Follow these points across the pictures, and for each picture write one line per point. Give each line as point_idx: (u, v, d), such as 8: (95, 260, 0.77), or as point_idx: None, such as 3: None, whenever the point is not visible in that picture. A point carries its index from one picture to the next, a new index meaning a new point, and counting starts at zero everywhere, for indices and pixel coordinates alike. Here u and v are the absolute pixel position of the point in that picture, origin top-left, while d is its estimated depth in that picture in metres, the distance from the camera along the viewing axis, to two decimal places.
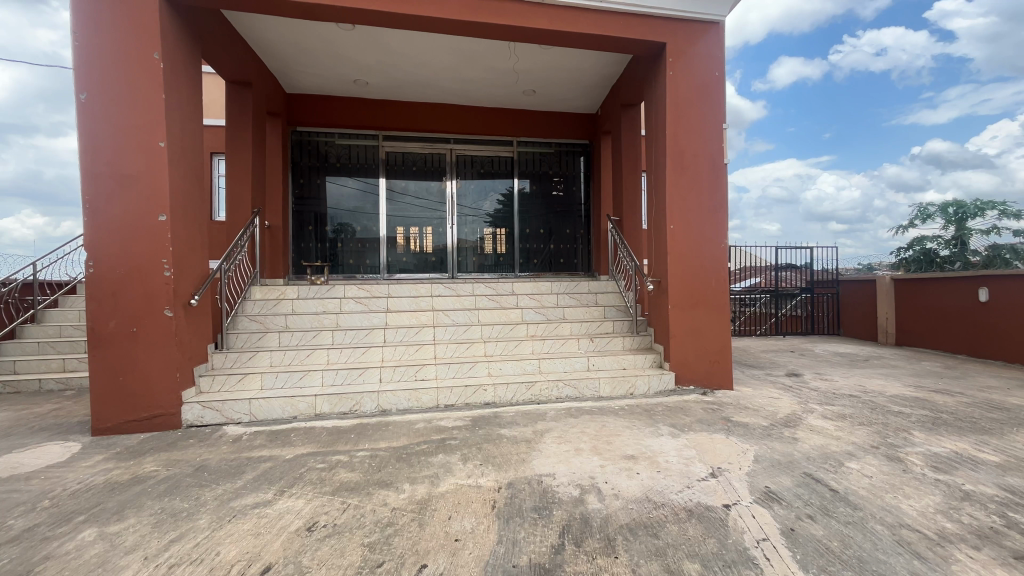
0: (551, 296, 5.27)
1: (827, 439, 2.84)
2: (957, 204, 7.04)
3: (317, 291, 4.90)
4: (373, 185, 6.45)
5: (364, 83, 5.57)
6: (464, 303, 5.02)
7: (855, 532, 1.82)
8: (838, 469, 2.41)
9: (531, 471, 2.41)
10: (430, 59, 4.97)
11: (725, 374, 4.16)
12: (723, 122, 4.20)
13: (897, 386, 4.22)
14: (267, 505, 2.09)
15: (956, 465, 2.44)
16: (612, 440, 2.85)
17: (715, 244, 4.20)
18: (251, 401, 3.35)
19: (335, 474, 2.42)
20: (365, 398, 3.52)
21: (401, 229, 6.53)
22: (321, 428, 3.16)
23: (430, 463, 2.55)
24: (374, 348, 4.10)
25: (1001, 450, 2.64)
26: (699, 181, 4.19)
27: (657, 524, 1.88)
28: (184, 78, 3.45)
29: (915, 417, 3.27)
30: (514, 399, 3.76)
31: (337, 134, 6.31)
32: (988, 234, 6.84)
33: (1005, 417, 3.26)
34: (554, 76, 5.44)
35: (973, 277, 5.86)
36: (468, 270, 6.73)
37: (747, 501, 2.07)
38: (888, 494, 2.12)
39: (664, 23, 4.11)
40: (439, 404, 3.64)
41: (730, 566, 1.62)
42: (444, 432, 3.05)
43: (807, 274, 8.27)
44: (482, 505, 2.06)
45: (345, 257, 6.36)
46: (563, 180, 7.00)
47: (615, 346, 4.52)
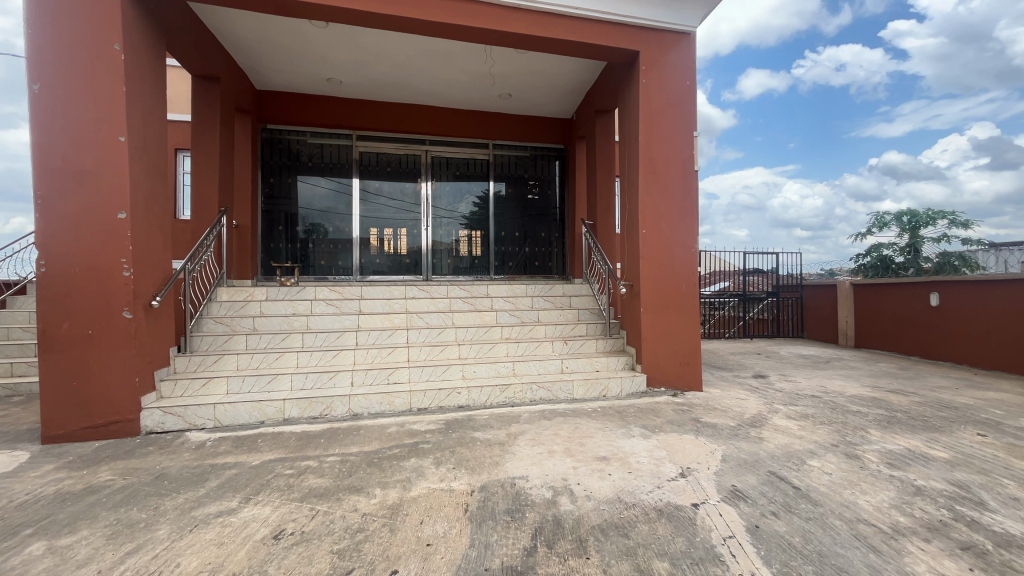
0: (525, 299, 5.28)
1: (790, 438, 2.94)
2: (910, 213, 7.57)
3: (287, 293, 4.79)
4: (346, 185, 6.35)
5: (337, 82, 5.48)
6: (439, 305, 5.00)
7: (815, 527, 1.89)
8: (800, 466, 2.50)
9: (503, 474, 2.41)
10: (406, 59, 4.94)
11: (694, 376, 4.25)
12: (694, 130, 4.31)
13: (856, 387, 4.40)
14: (231, 514, 2.02)
15: (908, 462, 2.57)
16: (585, 442, 2.88)
17: (686, 249, 4.30)
18: (215, 406, 3.24)
19: (304, 480, 2.36)
20: (336, 402, 3.45)
21: (374, 230, 6.44)
22: (289, 433, 3.08)
23: (402, 467, 2.51)
24: (344, 351, 4.02)
25: (949, 447, 2.79)
26: (671, 187, 4.28)
27: (628, 524, 1.91)
28: (147, 72, 3.33)
29: (872, 416, 3.43)
30: (488, 402, 3.75)
31: (309, 134, 6.19)
32: (938, 242, 7.34)
33: (954, 416, 3.45)
34: (530, 80, 5.47)
35: (926, 283, 6.16)
36: (443, 273, 6.68)
37: (714, 500, 2.12)
38: (846, 491, 2.21)
39: (638, 32, 4.19)
40: (411, 408, 3.59)
41: (697, 564, 1.65)
42: (417, 436, 3.02)
43: (773, 279, 8.54)
44: (454, 509, 2.05)
45: (317, 258, 6.23)
46: (538, 183, 7.05)
47: (588, 348, 4.57)
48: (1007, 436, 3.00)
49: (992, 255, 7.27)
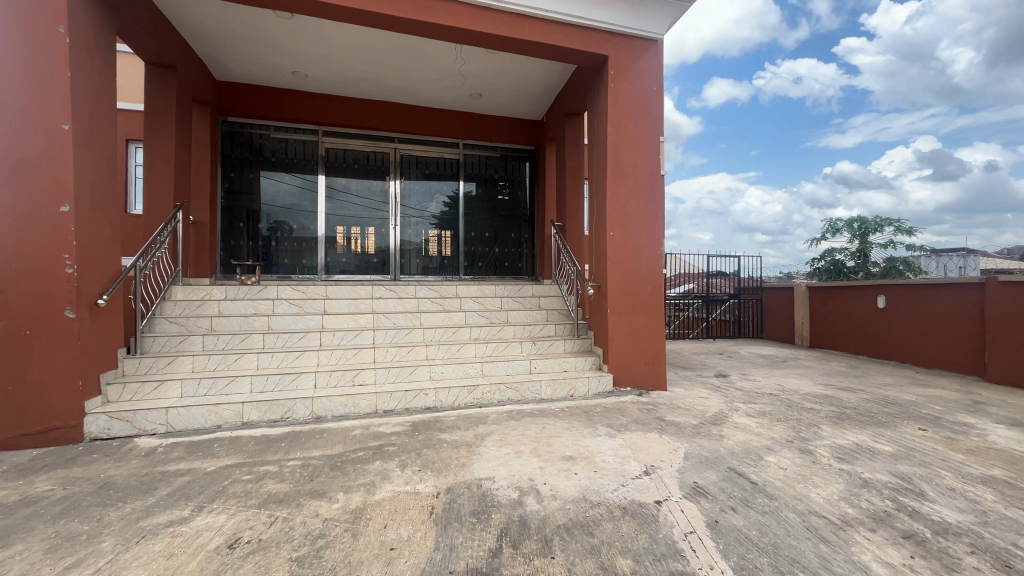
0: (494, 299, 5.27)
1: (749, 435, 3.04)
2: (860, 221, 8.03)
3: (247, 292, 4.62)
4: (311, 182, 6.18)
5: (302, 75, 5.33)
6: (406, 305, 4.93)
7: (771, 520, 1.96)
8: (758, 462, 2.59)
9: (470, 476, 2.39)
10: (375, 55, 4.86)
11: (658, 375, 4.35)
12: (661, 135, 4.41)
13: (810, 385, 4.60)
14: (182, 523, 1.93)
15: (856, 456, 2.70)
16: (552, 441, 2.89)
17: (652, 252, 4.40)
18: (168, 410, 3.09)
19: (262, 486, 2.27)
20: (297, 404, 3.35)
21: (341, 229, 6.29)
22: (247, 438, 2.97)
23: (367, 470, 2.46)
24: (308, 352, 3.92)
25: (893, 442, 2.95)
26: (638, 190, 4.36)
27: (593, 522, 1.93)
28: (94, 57, 3.14)
29: (824, 413, 3.59)
30: (455, 403, 3.72)
31: (272, 128, 5.99)
32: (885, 248, 7.81)
33: (898, 412, 3.65)
34: (500, 80, 5.48)
35: (874, 286, 6.49)
36: (411, 273, 6.59)
37: (677, 496, 2.17)
38: (800, 484, 2.31)
39: (607, 36, 4.25)
40: (377, 410, 3.52)
41: (659, 560, 1.68)
42: (383, 438, 2.96)
43: (734, 282, 8.86)
44: (419, 512, 2.02)
45: (280, 257, 6.04)
46: (508, 184, 7.05)
47: (557, 348, 4.61)
48: (945, 430, 3.20)
49: (932, 261, 7.79)
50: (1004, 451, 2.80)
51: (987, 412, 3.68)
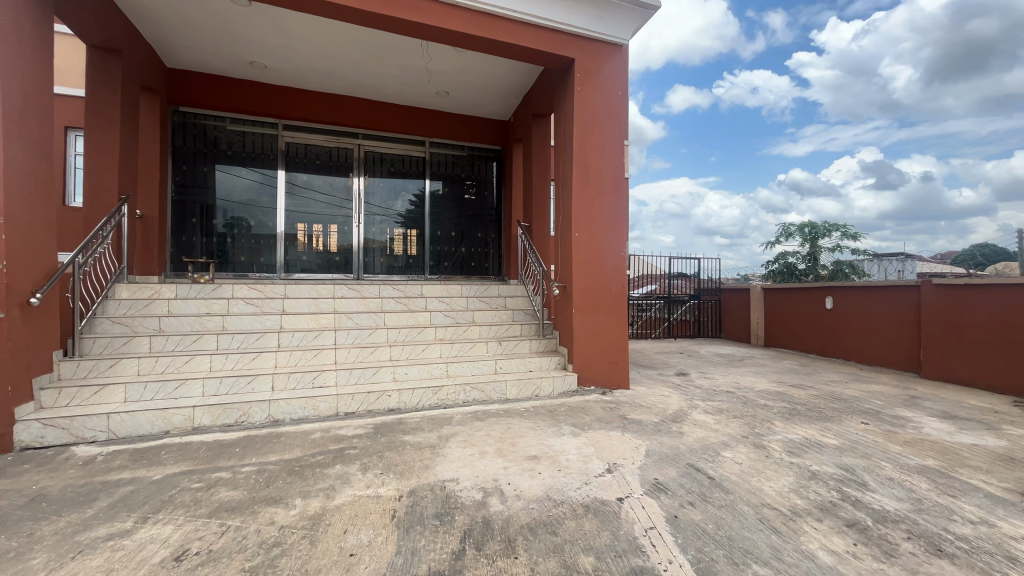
0: (460, 299, 5.23)
1: (707, 432, 3.14)
2: (811, 226, 8.47)
3: (200, 291, 4.41)
4: (270, 177, 5.96)
5: (261, 66, 5.13)
6: (369, 305, 4.83)
7: (726, 514, 2.03)
8: (715, 458, 2.68)
9: (433, 478, 2.36)
10: (338, 49, 4.74)
11: (621, 375, 4.43)
12: (625, 138, 4.50)
13: (764, 383, 4.80)
14: (124, 536, 1.81)
15: (806, 449, 2.83)
16: (516, 441, 2.89)
17: (616, 253, 4.48)
18: (109, 417, 2.90)
19: (213, 494, 2.17)
20: (253, 408, 3.22)
21: (302, 226, 6.10)
22: (198, 444, 2.83)
23: (326, 475, 2.39)
24: (265, 353, 3.76)
25: (839, 435, 3.11)
26: (603, 192, 4.43)
27: (556, 521, 1.94)
28: (27, 37, 2.90)
29: (777, 409, 3.75)
30: (419, 404, 3.66)
31: (228, 120, 5.75)
32: (833, 252, 8.27)
33: (843, 407, 3.86)
34: (468, 79, 5.45)
35: (822, 287, 6.84)
36: (375, 272, 6.45)
37: (638, 493, 2.22)
38: (753, 478, 2.40)
39: (574, 40, 4.30)
40: (337, 412, 3.43)
41: (620, 556, 1.71)
42: (344, 442, 2.88)
43: (695, 283, 9.15)
44: (380, 516, 1.98)
45: (237, 254, 5.80)
46: (475, 184, 7.02)
47: (522, 348, 4.62)
48: (884, 423, 3.41)
49: (873, 264, 8.44)
50: (937, 442, 3.01)
51: (922, 406, 3.95)
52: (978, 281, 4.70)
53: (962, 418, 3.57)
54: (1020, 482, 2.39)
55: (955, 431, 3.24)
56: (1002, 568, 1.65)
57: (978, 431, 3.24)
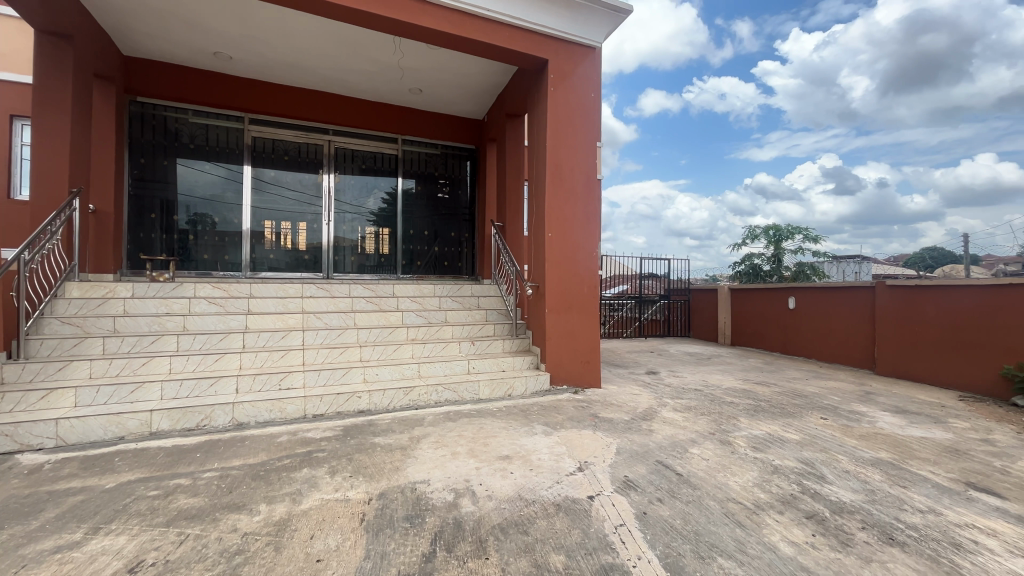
0: (433, 299, 5.18)
1: (676, 429, 3.21)
2: (775, 229, 8.78)
3: (159, 290, 4.24)
4: (235, 172, 5.77)
5: (226, 57, 4.96)
6: (339, 305, 4.73)
7: (693, 509, 2.08)
8: (684, 454, 2.73)
9: (404, 480, 2.33)
10: (308, 42, 4.62)
11: (593, 373, 4.48)
12: (598, 140, 4.55)
13: (730, 380, 4.94)
14: (73, 548, 1.72)
15: (769, 444, 2.93)
16: (488, 441, 2.88)
17: (589, 254, 4.53)
18: (58, 422, 2.74)
19: (172, 501, 2.08)
20: (216, 411, 3.11)
21: (269, 223, 5.92)
22: (156, 449, 2.71)
23: (292, 479, 2.32)
24: (229, 354, 3.63)
25: (799, 430, 3.23)
26: (576, 193, 4.47)
27: (527, 521, 1.94)
28: None
29: (742, 406, 3.87)
30: (390, 405, 3.61)
31: (191, 112, 5.54)
32: (795, 254, 8.59)
33: (804, 403, 4.01)
34: (441, 77, 5.40)
35: (786, 288, 7.09)
36: (346, 271, 6.33)
37: (608, 490, 2.25)
38: (720, 473, 2.47)
39: (547, 41, 4.32)
40: (305, 414, 3.35)
41: (590, 553, 1.73)
42: (311, 444, 2.81)
43: (665, 283, 9.35)
44: (349, 519, 1.94)
45: (199, 252, 5.59)
46: (448, 183, 6.97)
47: (495, 348, 4.61)
48: (841, 418, 3.56)
49: (832, 265, 8.82)
50: (889, 435, 3.16)
51: (876, 401, 4.14)
52: (928, 283, 4.94)
53: (912, 413, 3.77)
54: (964, 472, 2.54)
55: (906, 424, 3.41)
56: (948, 554, 1.75)
57: (926, 425, 3.42)
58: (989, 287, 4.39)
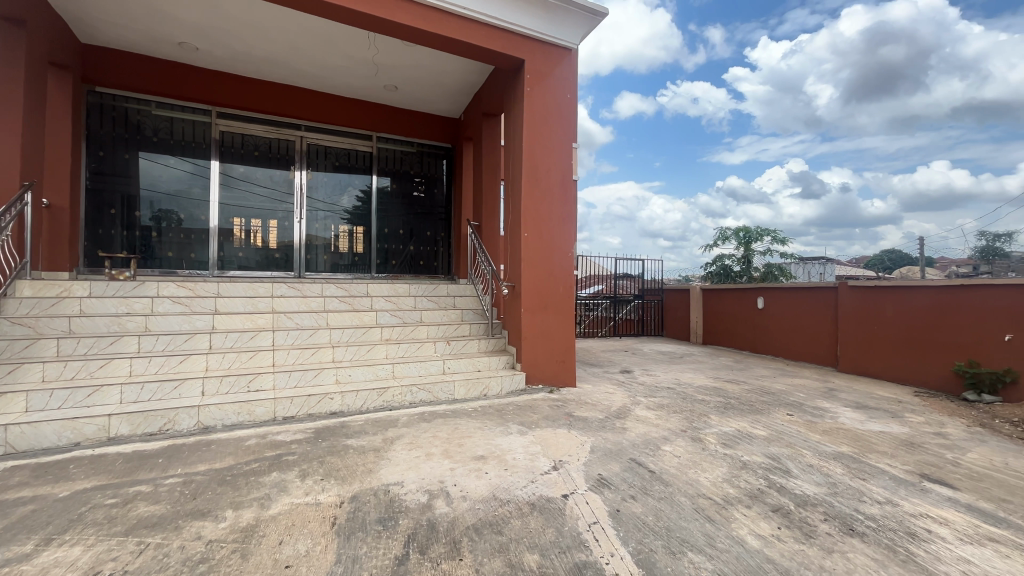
0: (408, 299, 5.12)
1: (649, 427, 3.26)
2: (745, 230, 9.03)
3: (119, 289, 4.06)
4: (202, 167, 5.58)
5: (192, 48, 4.78)
6: (311, 305, 4.62)
7: (665, 505, 2.12)
8: (656, 452, 2.78)
9: (377, 482, 2.30)
10: (279, 35, 4.51)
11: (568, 373, 4.51)
12: (573, 141, 4.58)
13: (701, 378, 5.05)
14: (22, 561, 1.63)
15: (738, 441, 3.01)
16: (463, 442, 2.87)
17: (564, 254, 4.56)
18: (7, 428, 2.60)
19: (131, 510, 1.99)
20: (180, 415, 3.00)
21: (238, 220, 5.75)
22: (115, 455, 2.59)
23: (260, 483, 2.26)
24: (194, 355, 3.50)
25: (766, 426, 3.33)
26: (552, 193, 4.49)
27: (501, 521, 1.94)
28: None
29: (713, 403, 3.96)
30: (363, 407, 3.55)
31: (154, 104, 5.33)
32: (764, 255, 8.86)
33: (771, 400, 4.14)
34: (417, 74, 5.34)
35: (754, 288, 7.29)
36: (318, 270, 6.19)
37: (582, 488, 2.26)
38: (691, 470, 2.52)
39: (524, 41, 4.33)
40: (275, 417, 3.26)
41: (564, 551, 1.74)
42: (281, 448, 2.74)
43: (639, 283, 9.51)
44: (320, 524, 1.90)
45: (163, 249, 5.38)
46: (424, 181, 6.90)
47: (471, 348, 4.59)
48: (806, 414, 3.69)
49: (799, 266, 9.13)
50: (850, 430, 3.29)
51: (839, 397, 4.30)
52: (887, 283, 5.15)
53: (872, 408, 3.93)
54: (918, 464, 2.66)
55: (865, 419, 3.56)
56: (904, 543, 1.83)
57: (884, 419, 3.57)
58: (943, 287, 4.60)
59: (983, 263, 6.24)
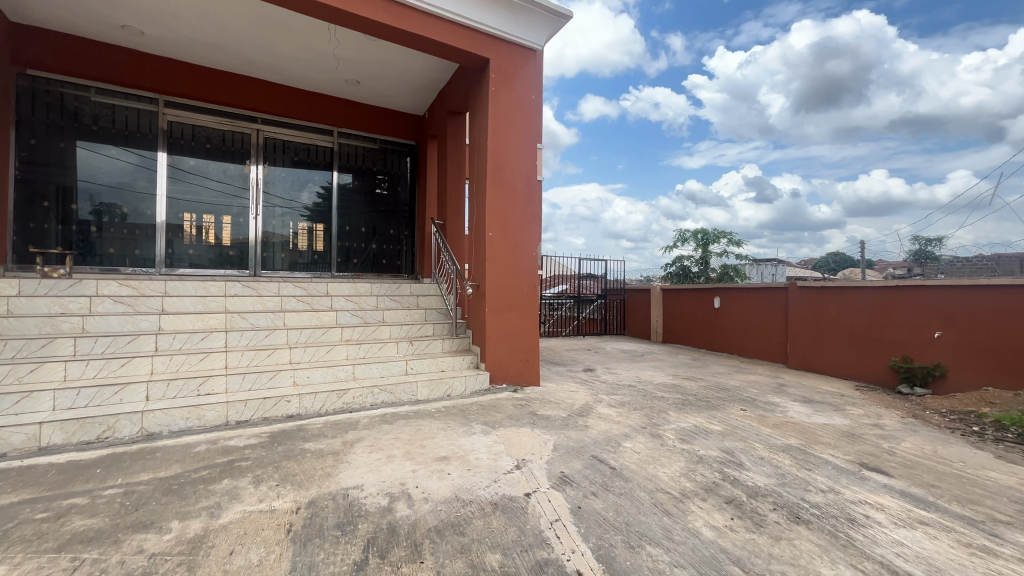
0: (370, 298, 5.01)
1: (610, 424, 3.32)
2: (703, 232, 9.36)
3: (52, 287, 3.78)
4: (149, 159, 5.27)
5: (136, 32, 4.51)
6: (267, 305, 4.45)
7: (625, 500, 2.17)
8: (617, 448, 2.84)
9: (336, 486, 2.24)
10: (233, 23, 4.31)
11: (531, 372, 4.53)
12: (538, 141, 4.61)
13: (661, 376, 5.20)
14: None
15: (695, 436, 3.11)
16: (425, 443, 2.84)
17: (529, 253, 4.58)
18: None
19: (64, 524, 1.86)
20: (121, 421, 2.83)
21: (188, 216, 5.46)
22: (47, 466, 2.41)
23: (210, 492, 2.16)
24: (138, 358, 3.31)
25: (721, 421, 3.46)
26: (516, 193, 4.50)
27: (464, 521, 1.93)
28: None
29: (672, 400, 4.08)
30: (322, 409, 3.45)
31: (94, 90, 4.98)
32: (720, 256, 9.21)
33: (726, 395, 4.30)
34: (380, 69, 5.24)
35: (711, 288, 7.56)
36: (275, 268, 5.97)
37: (545, 487, 2.28)
38: (650, 465, 2.58)
39: (489, 40, 4.32)
40: (226, 421, 3.12)
41: (526, 550, 1.74)
42: (233, 453, 2.63)
43: (602, 283, 9.68)
44: (274, 531, 1.83)
45: (105, 245, 5.05)
46: (387, 178, 6.77)
47: (434, 348, 4.55)
48: (758, 409, 3.86)
49: (753, 268, 9.54)
50: (798, 423, 3.46)
51: (788, 392, 4.53)
52: (833, 284, 5.44)
53: (817, 401, 4.15)
54: (858, 454, 2.84)
55: (812, 413, 3.75)
56: (844, 528, 1.94)
57: (829, 412, 3.79)
58: (882, 288, 4.91)
59: (916, 266, 6.71)
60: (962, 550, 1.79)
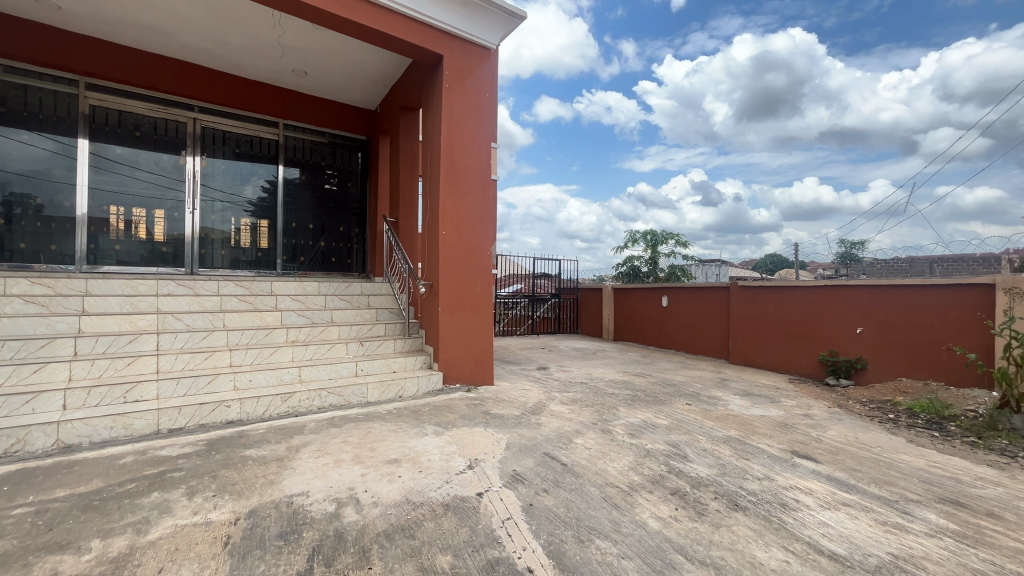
0: (317, 298, 4.82)
1: (562, 421, 3.37)
2: (652, 233, 9.69)
3: None
4: (68, 146, 4.83)
5: (53, 6, 4.11)
6: (205, 305, 4.19)
7: (576, 496, 2.20)
8: (568, 445, 2.88)
9: (279, 493, 2.14)
10: (167, 3, 4.03)
11: (485, 371, 4.53)
12: (493, 140, 4.61)
13: (612, 373, 5.34)
14: None
15: (643, 430, 3.21)
16: (375, 446, 2.76)
17: (483, 253, 4.57)
18: None
19: None
20: (33, 433, 2.57)
21: (114, 209, 5.05)
22: None
23: (137, 506, 2.00)
24: (54, 363, 3.02)
25: (668, 416, 3.59)
26: (471, 192, 4.48)
27: (414, 524, 1.90)
28: None
29: (622, 396, 4.20)
30: (265, 414, 3.29)
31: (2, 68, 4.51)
32: (668, 256, 9.57)
33: (672, 391, 4.48)
34: (329, 61, 5.07)
35: (660, 288, 7.84)
36: (215, 266, 5.62)
37: (497, 486, 2.28)
38: (600, 460, 2.64)
39: (443, 36, 4.27)
40: (158, 429, 2.92)
41: (477, 550, 1.74)
42: (164, 464, 2.46)
43: (556, 282, 9.81)
44: (210, 545, 1.72)
45: (15, 239, 4.58)
46: (337, 174, 6.54)
47: (386, 348, 4.44)
48: (702, 403, 4.04)
49: (698, 268, 9.98)
50: (738, 416, 3.65)
51: (729, 386, 4.77)
52: (771, 284, 5.79)
53: (755, 394, 4.40)
54: (790, 442, 3.03)
55: (750, 405, 3.98)
56: (777, 513, 2.07)
57: (765, 404, 4.02)
58: (813, 287, 5.27)
59: (843, 267, 7.27)
60: (878, 528, 1.95)
